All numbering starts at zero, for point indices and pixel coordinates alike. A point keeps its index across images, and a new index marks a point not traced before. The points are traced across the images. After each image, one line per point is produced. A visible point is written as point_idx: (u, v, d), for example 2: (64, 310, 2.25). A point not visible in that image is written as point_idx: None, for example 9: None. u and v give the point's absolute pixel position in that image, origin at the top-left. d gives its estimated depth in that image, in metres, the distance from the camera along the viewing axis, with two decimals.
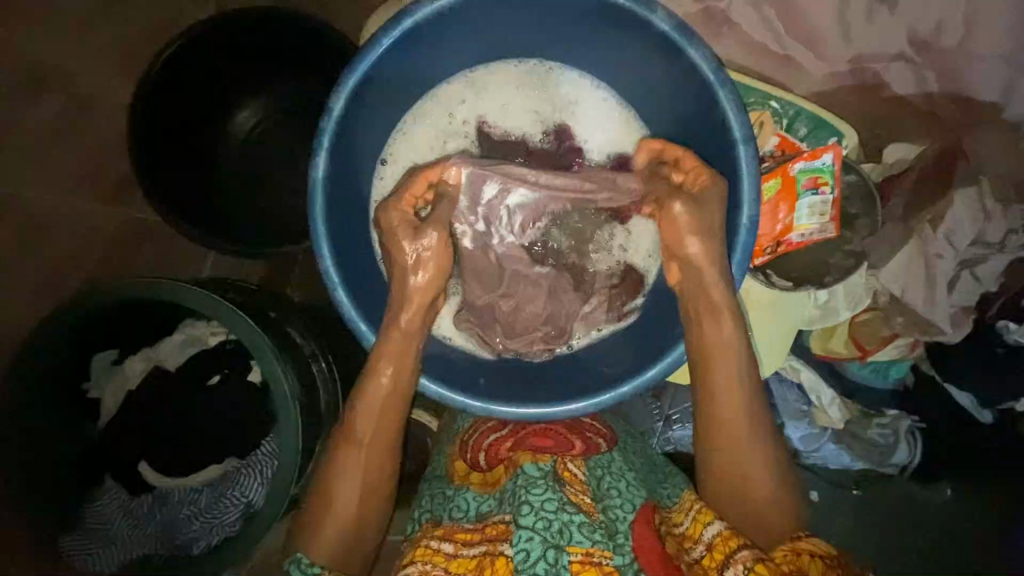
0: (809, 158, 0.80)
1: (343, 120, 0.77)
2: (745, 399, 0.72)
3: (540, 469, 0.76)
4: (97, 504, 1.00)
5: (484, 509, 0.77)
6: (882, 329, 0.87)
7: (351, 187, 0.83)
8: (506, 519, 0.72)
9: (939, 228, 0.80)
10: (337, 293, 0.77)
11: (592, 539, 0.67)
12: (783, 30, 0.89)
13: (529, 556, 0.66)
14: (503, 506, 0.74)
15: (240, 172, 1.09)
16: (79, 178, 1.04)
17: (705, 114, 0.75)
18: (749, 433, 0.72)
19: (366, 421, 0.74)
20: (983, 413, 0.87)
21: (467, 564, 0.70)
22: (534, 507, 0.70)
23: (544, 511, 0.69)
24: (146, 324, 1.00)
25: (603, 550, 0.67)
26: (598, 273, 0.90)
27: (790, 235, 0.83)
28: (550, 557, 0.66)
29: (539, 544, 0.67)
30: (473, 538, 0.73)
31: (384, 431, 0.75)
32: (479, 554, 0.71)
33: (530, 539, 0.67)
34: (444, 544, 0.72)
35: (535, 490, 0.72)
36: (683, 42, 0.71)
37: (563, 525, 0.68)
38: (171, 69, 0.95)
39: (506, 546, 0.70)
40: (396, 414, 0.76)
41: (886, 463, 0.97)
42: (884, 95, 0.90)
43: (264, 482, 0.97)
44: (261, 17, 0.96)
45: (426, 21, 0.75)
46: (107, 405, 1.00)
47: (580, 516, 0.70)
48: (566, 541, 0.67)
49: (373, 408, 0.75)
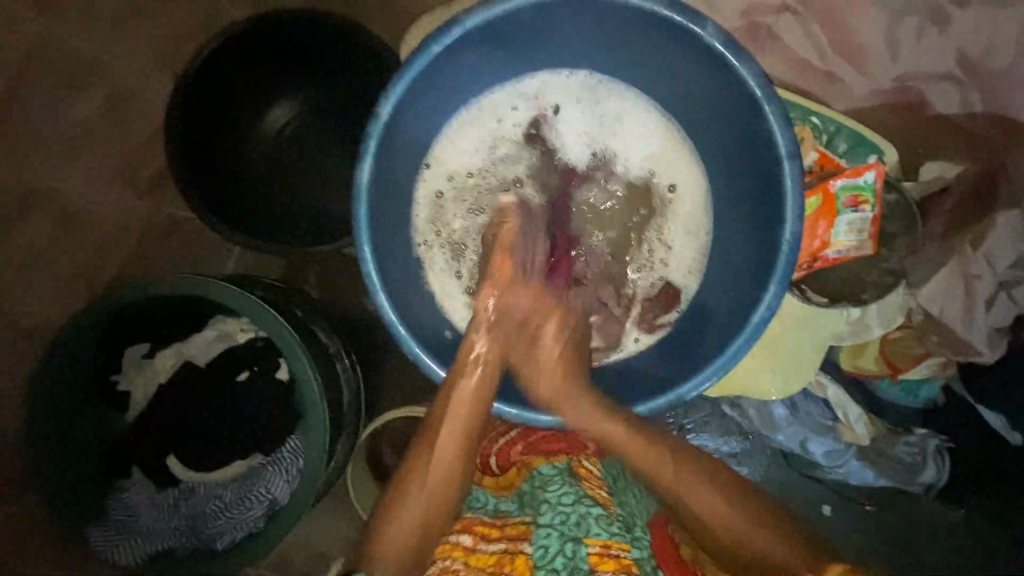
0: (850, 175, 0.84)
1: (389, 126, 0.78)
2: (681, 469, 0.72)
3: (555, 468, 0.80)
4: (122, 497, 0.99)
5: (502, 508, 0.77)
6: (915, 347, 0.89)
7: (394, 192, 0.85)
8: (525, 520, 0.73)
9: (979, 249, 0.81)
10: (378, 296, 0.78)
11: (609, 532, 0.70)
12: (827, 46, 0.89)
13: (547, 551, 0.68)
14: (523, 509, 0.75)
15: (268, 174, 1.09)
16: (115, 171, 1.05)
17: (751, 128, 0.76)
18: (700, 491, 0.71)
19: (451, 427, 0.76)
20: (1013, 435, 0.85)
21: (485, 559, 0.69)
22: (551, 503, 0.73)
23: (561, 505, 0.72)
24: (149, 325, 0.99)
25: (621, 543, 0.69)
26: (637, 288, 0.90)
27: (826, 251, 0.87)
28: (568, 551, 0.67)
29: (557, 539, 0.69)
30: (492, 534, 0.72)
31: (462, 438, 0.76)
32: (499, 551, 0.70)
33: (548, 535, 0.69)
34: (463, 537, 0.72)
35: (553, 486, 0.76)
36: (732, 58, 0.73)
37: (581, 518, 0.71)
38: (202, 76, 0.96)
39: (526, 545, 0.70)
40: (475, 425, 0.77)
41: (912, 482, 0.95)
42: (927, 115, 0.90)
43: (289, 479, 0.98)
44: (274, 22, 0.96)
45: (475, 29, 0.76)
46: (138, 398, 1.02)
47: (596, 508, 0.72)
48: (584, 534, 0.69)
49: (456, 414, 0.76)
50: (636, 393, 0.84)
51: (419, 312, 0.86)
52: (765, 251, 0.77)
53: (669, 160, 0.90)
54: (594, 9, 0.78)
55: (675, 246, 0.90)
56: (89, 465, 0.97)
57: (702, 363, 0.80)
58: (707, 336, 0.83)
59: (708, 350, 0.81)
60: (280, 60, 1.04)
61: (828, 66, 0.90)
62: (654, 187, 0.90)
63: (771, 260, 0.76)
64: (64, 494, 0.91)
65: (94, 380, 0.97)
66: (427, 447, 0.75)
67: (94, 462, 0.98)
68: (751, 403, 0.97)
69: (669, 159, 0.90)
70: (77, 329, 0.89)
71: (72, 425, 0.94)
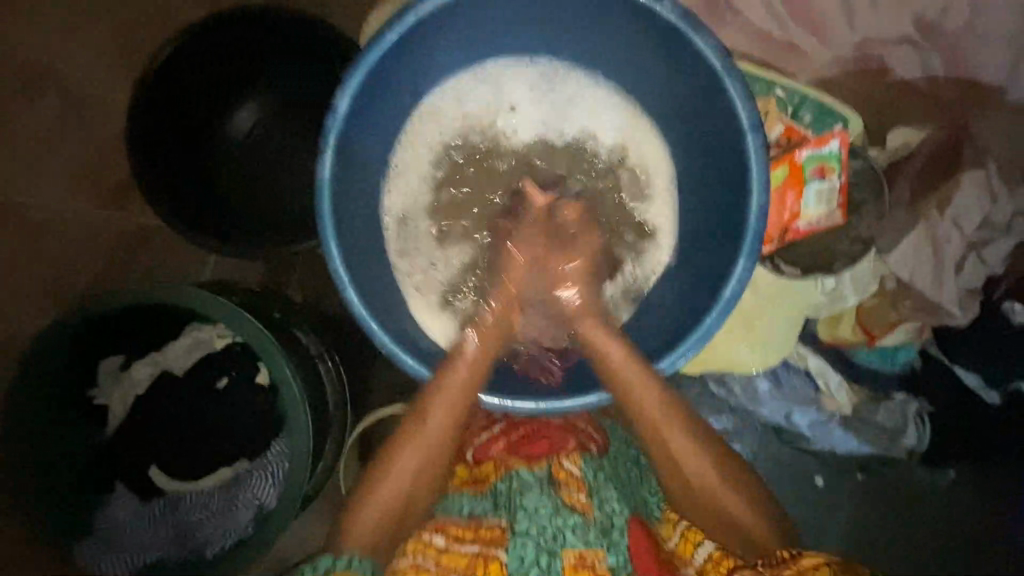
0: (815, 145, 0.84)
1: (348, 120, 0.77)
2: (665, 414, 0.74)
3: (535, 475, 0.75)
4: (107, 511, 0.98)
5: (476, 510, 0.74)
6: (890, 313, 0.88)
7: (356, 189, 0.83)
8: (501, 524, 0.72)
9: (946, 212, 0.82)
10: (347, 292, 0.76)
11: (585, 541, 0.69)
12: (785, 18, 0.89)
13: (523, 561, 0.69)
14: (499, 510, 0.73)
15: (239, 169, 1.07)
16: (78, 180, 1.04)
17: (713, 101, 0.76)
18: (682, 446, 0.73)
19: (440, 411, 0.75)
20: (989, 393, 0.90)
21: (459, 559, 0.69)
22: (528, 512, 0.71)
23: (538, 516, 0.71)
24: (145, 316, 0.97)
25: (597, 551, 0.69)
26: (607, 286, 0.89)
27: (797, 222, 0.86)
28: (543, 563, 0.68)
29: (533, 550, 0.69)
30: (466, 535, 0.71)
31: (450, 420, 0.75)
32: (472, 553, 0.69)
33: (525, 546, 0.69)
34: (437, 536, 0.70)
35: (530, 495, 0.72)
36: (690, 32, 0.72)
37: (558, 530, 0.70)
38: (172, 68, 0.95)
39: (500, 550, 0.69)
40: (467, 407, 0.76)
41: (893, 446, 0.97)
42: (890, 80, 0.91)
43: (275, 483, 0.97)
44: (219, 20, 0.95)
45: (429, 15, 0.75)
46: (115, 412, 0.99)
47: (575, 518, 0.71)
48: (560, 546, 0.69)
49: (448, 394, 0.75)
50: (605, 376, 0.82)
51: (391, 305, 0.85)
52: (732, 224, 0.77)
53: (629, 140, 0.90)
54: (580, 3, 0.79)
55: (644, 253, 0.90)
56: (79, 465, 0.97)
57: (676, 341, 0.80)
58: (677, 317, 0.82)
59: (685, 321, 0.81)
60: (237, 56, 1.01)
61: (789, 36, 0.90)
62: (624, 167, 0.90)
63: (736, 234, 0.76)
64: (45, 496, 0.91)
65: (82, 373, 0.96)
66: (416, 427, 0.74)
67: (89, 457, 0.98)
68: (736, 379, 0.97)
69: (632, 137, 0.90)
70: (83, 312, 0.89)
71: (49, 417, 0.93)
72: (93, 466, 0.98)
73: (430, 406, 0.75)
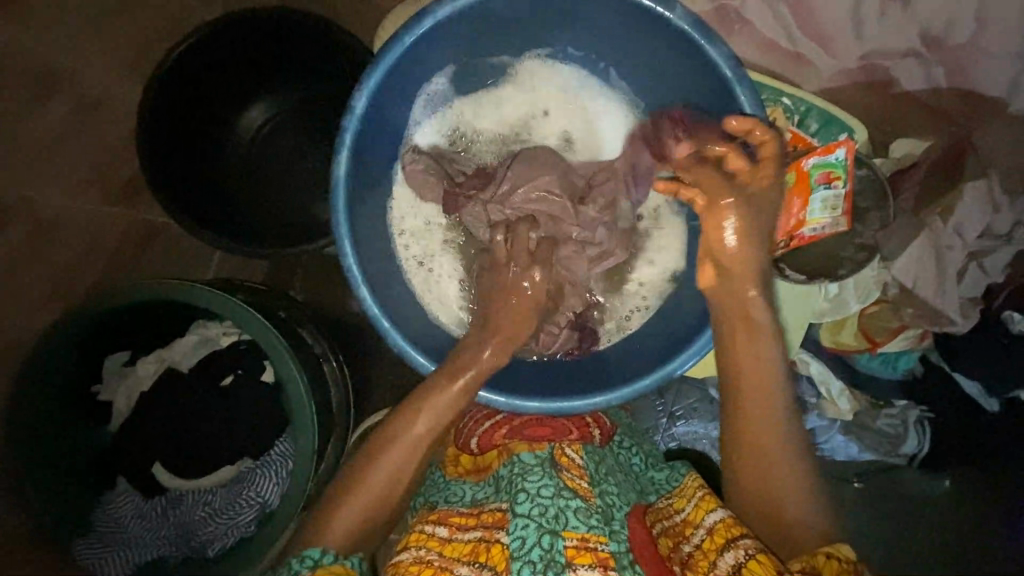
0: (822, 153, 0.83)
1: (365, 118, 0.78)
2: (754, 375, 0.70)
3: (536, 457, 0.73)
4: (110, 506, 0.99)
5: (479, 496, 0.74)
6: (892, 321, 0.91)
7: (370, 188, 0.84)
8: (502, 508, 0.70)
9: (948, 220, 0.86)
10: (360, 290, 0.78)
11: (587, 523, 0.65)
12: (795, 29, 0.92)
13: (524, 543, 0.64)
14: (499, 494, 0.71)
15: (246, 157, 1.10)
16: (87, 181, 1.04)
17: (722, 111, 0.78)
18: (761, 402, 0.70)
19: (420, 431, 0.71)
20: (989, 401, 0.91)
21: (461, 548, 0.67)
22: (530, 494, 0.67)
23: (540, 496, 0.67)
24: (145, 316, 0.96)
25: (599, 536, 0.65)
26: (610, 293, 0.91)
27: (802, 229, 0.85)
28: (545, 544, 0.63)
29: (534, 531, 0.64)
30: (468, 522, 0.70)
31: (426, 446, 0.71)
32: (475, 539, 0.68)
33: (525, 526, 0.65)
34: (438, 528, 0.69)
35: (532, 476, 0.69)
36: (703, 40, 0.74)
37: (560, 511, 0.66)
38: (182, 66, 0.94)
39: (502, 533, 0.67)
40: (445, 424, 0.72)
41: (895, 454, 1.00)
42: (894, 92, 0.93)
43: (280, 481, 0.97)
44: (223, 26, 0.94)
45: (448, 19, 0.77)
46: (119, 407, 1.00)
47: (576, 500, 0.67)
48: (562, 526, 0.65)
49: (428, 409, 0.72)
50: (609, 377, 0.84)
51: (399, 305, 0.85)
52: None
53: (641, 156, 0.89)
54: (599, 11, 0.80)
55: (658, 260, 0.90)
56: (82, 466, 0.97)
57: (681, 345, 0.81)
58: (675, 330, 0.84)
59: (689, 326, 0.82)
60: (257, 56, 1.02)
61: (797, 48, 0.93)
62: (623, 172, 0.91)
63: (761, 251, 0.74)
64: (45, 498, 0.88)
65: (81, 373, 0.94)
66: (391, 440, 0.71)
67: (89, 455, 0.98)
68: None
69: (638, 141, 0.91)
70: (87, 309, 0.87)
71: (53, 415, 0.91)
72: (94, 462, 0.99)
73: (410, 422, 0.71)
